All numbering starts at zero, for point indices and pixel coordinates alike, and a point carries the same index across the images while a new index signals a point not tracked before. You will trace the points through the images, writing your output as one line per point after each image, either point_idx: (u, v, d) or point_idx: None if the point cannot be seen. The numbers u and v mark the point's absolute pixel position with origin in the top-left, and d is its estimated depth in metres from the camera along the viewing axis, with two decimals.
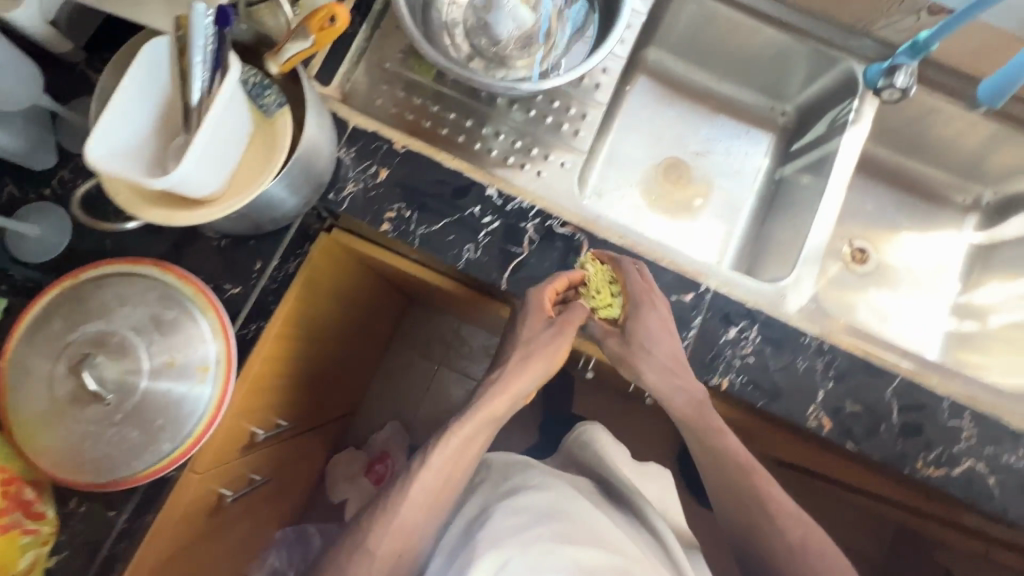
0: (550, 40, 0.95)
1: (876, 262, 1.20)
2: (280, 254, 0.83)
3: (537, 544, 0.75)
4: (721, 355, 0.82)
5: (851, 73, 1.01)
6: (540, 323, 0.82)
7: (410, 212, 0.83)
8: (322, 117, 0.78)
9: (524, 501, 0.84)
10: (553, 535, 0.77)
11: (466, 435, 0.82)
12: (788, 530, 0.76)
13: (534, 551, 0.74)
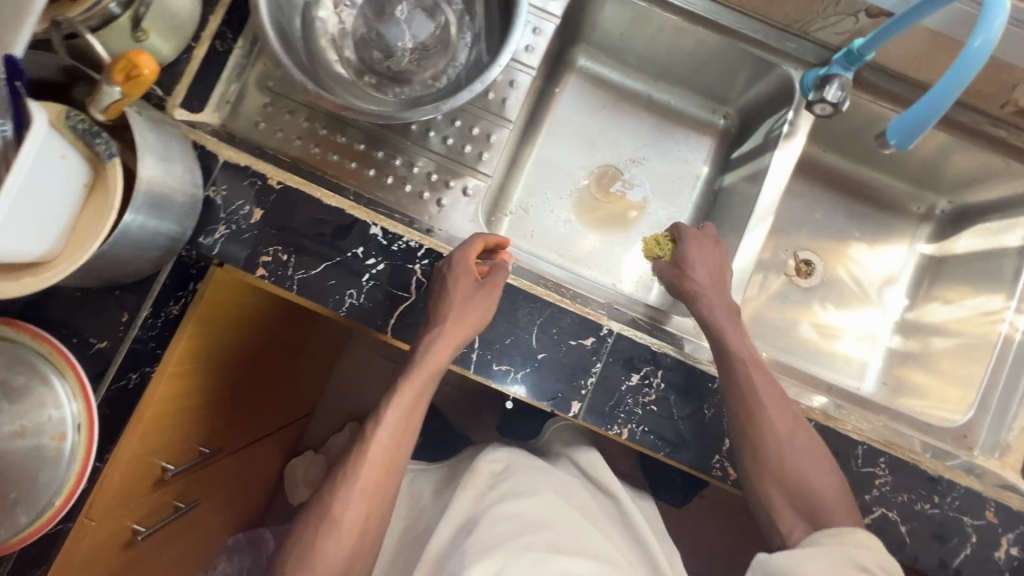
0: (451, 53, 0.87)
1: (821, 275, 1.14)
2: (152, 303, 0.78)
3: (531, 554, 0.72)
4: (622, 404, 0.78)
5: (788, 79, 0.92)
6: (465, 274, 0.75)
7: (287, 256, 0.77)
8: (168, 151, 0.69)
9: (513, 508, 0.80)
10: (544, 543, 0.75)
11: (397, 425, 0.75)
12: (798, 471, 0.74)
13: (524, 556, 0.72)
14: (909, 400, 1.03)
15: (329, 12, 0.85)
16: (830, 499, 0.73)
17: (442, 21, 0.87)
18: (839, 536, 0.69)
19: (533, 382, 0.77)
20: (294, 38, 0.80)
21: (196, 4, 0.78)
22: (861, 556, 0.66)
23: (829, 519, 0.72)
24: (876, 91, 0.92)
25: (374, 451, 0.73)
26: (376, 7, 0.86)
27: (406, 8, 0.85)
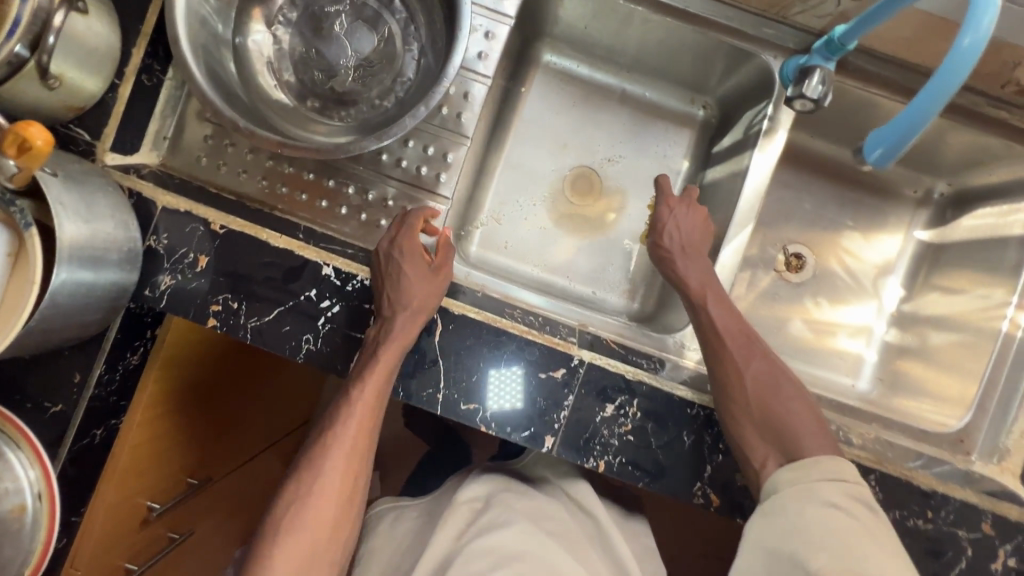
0: (398, 66, 0.81)
1: (813, 269, 1.08)
2: (106, 360, 0.75)
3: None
4: (597, 436, 0.75)
5: (767, 69, 0.84)
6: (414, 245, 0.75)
7: (238, 304, 0.73)
8: (93, 210, 0.65)
9: (496, 539, 0.80)
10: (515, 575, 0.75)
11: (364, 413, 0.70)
12: (762, 399, 0.73)
13: None
14: (906, 398, 0.98)
15: (263, 35, 0.79)
16: (798, 427, 0.71)
17: (386, 33, 0.81)
18: (805, 467, 0.67)
19: (505, 418, 0.74)
20: (225, 69, 0.74)
21: (114, 38, 0.72)
22: (835, 492, 0.64)
23: (796, 447, 0.69)
24: (864, 77, 0.84)
25: (355, 410, 0.69)
26: (313, 24, 0.79)
27: (346, 21, 0.80)
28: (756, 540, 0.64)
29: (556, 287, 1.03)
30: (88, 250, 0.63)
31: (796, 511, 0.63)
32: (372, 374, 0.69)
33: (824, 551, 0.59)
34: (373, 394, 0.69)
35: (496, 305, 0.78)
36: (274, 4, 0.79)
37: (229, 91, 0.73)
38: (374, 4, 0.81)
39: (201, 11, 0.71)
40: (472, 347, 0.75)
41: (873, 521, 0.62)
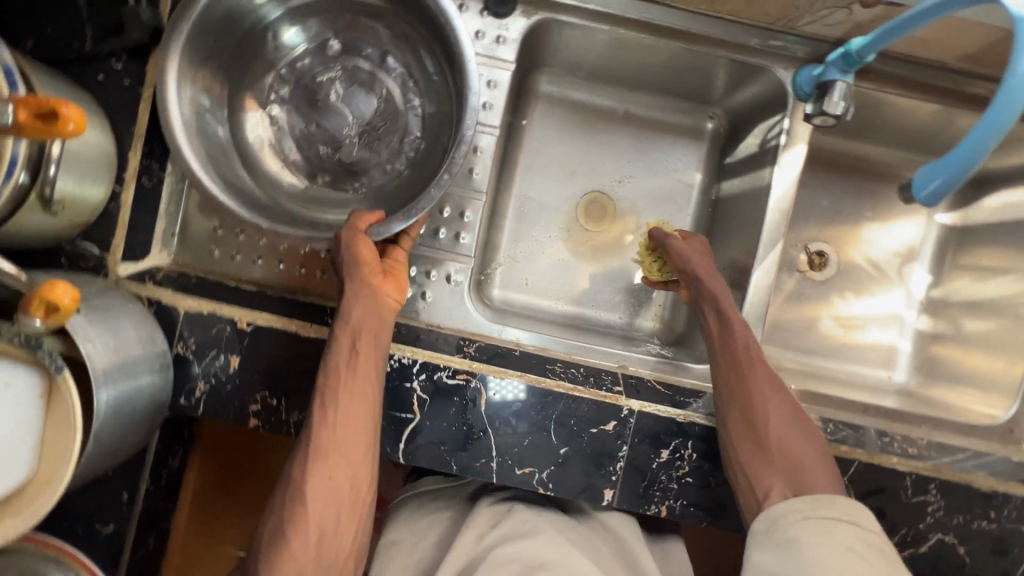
0: (403, 125, 0.78)
1: (836, 264, 1.07)
2: (150, 474, 0.73)
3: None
4: (656, 483, 0.74)
5: (779, 83, 0.83)
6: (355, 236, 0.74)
7: (277, 400, 0.72)
8: (118, 333, 0.62)
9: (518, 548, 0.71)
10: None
11: (352, 378, 0.65)
12: (771, 427, 0.67)
13: None
14: (944, 385, 1.00)
15: (259, 116, 0.77)
16: (807, 461, 0.64)
17: (384, 92, 0.78)
18: (821, 504, 0.59)
19: (562, 476, 0.73)
20: (229, 162, 0.72)
21: (110, 146, 0.69)
22: (848, 535, 0.55)
23: (803, 483, 0.63)
24: (880, 78, 0.82)
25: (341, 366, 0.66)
26: (307, 95, 0.77)
27: (341, 88, 0.77)
28: (765, 570, 0.56)
29: (585, 319, 1.00)
30: (119, 379, 0.59)
31: (811, 543, 0.55)
32: (351, 339, 0.66)
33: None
34: (358, 376, 0.65)
35: (535, 362, 0.77)
36: (264, 81, 0.77)
37: (236, 185, 0.71)
38: (366, 65, 0.78)
39: (196, 109, 0.69)
40: (520, 411, 0.73)
41: (891, 567, 0.53)
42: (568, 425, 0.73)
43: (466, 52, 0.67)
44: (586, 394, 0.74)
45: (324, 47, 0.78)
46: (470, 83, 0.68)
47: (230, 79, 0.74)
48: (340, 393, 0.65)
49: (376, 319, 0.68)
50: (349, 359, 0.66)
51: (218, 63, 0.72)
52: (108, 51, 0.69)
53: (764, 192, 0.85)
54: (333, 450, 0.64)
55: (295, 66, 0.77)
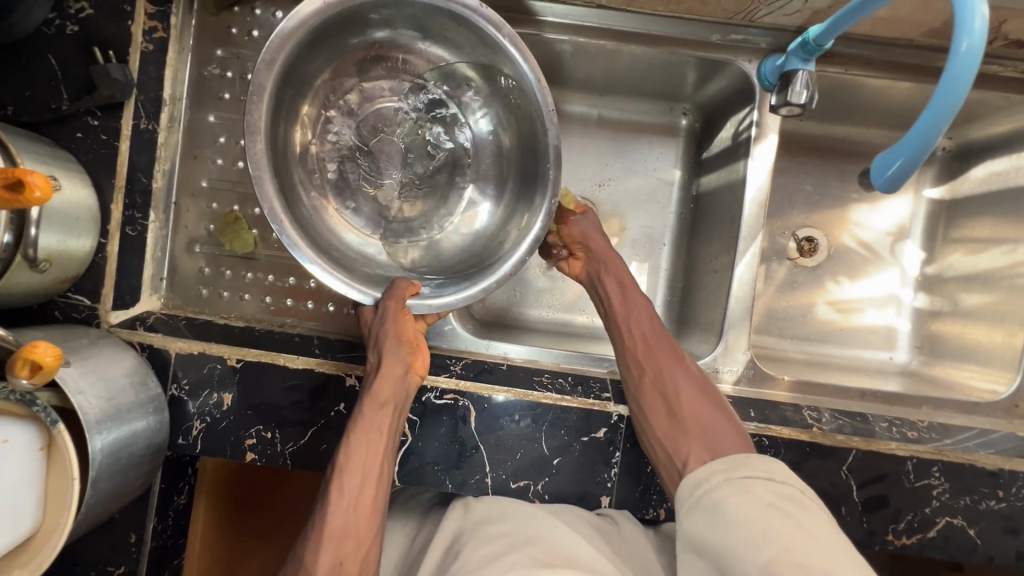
0: (444, 195, 0.79)
1: (827, 249, 1.06)
2: (157, 513, 0.75)
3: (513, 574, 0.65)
4: (652, 486, 0.74)
5: (744, 74, 0.83)
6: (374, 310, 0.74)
7: (272, 432, 0.73)
8: (107, 380, 0.64)
9: (503, 522, 0.71)
10: (529, 561, 0.66)
11: (376, 455, 0.67)
12: (678, 397, 0.68)
13: None
14: (946, 362, 0.97)
15: (314, 120, 0.76)
16: (717, 428, 0.65)
17: (443, 154, 0.79)
18: (738, 462, 0.58)
19: (558, 485, 0.74)
20: (286, 165, 0.71)
21: (92, 200, 0.71)
22: (770, 494, 0.54)
23: (716, 451, 0.62)
24: (846, 61, 0.82)
25: (365, 445, 0.66)
26: (372, 127, 0.78)
27: (406, 130, 0.79)
28: (698, 540, 0.55)
29: (576, 325, 1.00)
30: (109, 425, 0.62)
31: (738, 508, 0.53)
32: (377, 417, 0.67)
33: (769, 550, 0.49)
34: (376, 457, 0.67)
35: (522, 373, 0.78)
36: (342, 90, 0.77)
37: (292, 196, 0.71)
38: (442, 118, 0.79)
39: (278, 104, 0.67)
40: (509, 424, 0.74)
41: (812, 519, 0.52)
42: (559, 435, 0.74)
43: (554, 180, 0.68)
44: (574, 401, 0.74)
45: (415, 88, 0.78)
46: (541, 210, 0.70)
47: (314, 82, 0.74)
48: (360, 473, 0.65)
49: (401, 393, 0.69)
50: (372, 433, 0.67)
51: (304, 70, 0.70)
52: (83, 109, 0.71)
53: (740, 185, 0.85)
54: (350, 526, 0.64)
55: (376, 91, 0.78)
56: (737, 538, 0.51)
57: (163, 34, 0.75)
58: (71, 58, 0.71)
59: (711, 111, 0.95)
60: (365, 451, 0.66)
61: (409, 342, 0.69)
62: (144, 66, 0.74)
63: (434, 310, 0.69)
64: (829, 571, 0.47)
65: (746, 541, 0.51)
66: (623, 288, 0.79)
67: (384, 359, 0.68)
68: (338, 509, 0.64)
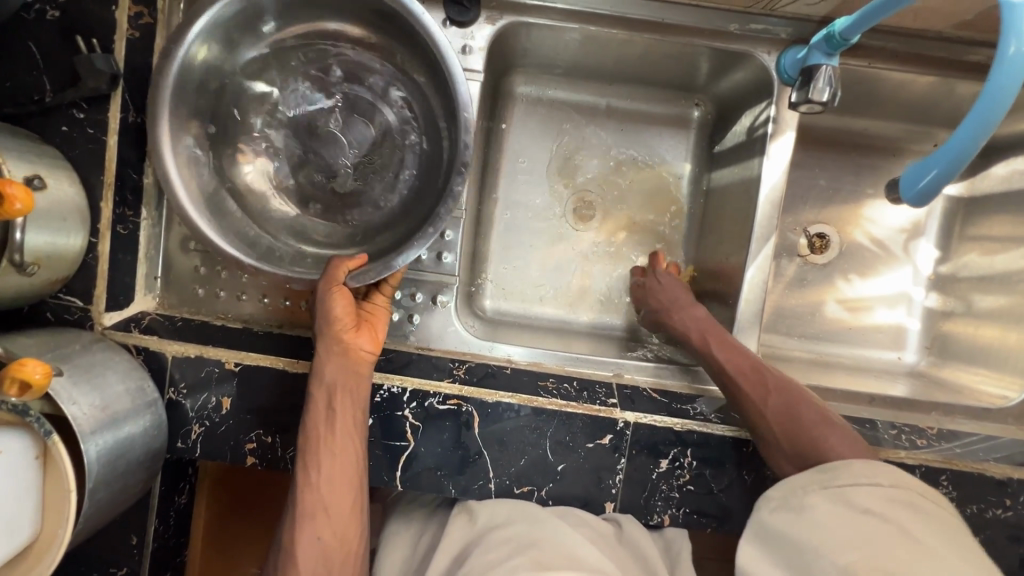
0: (398, 159, 0.77)
1: (838, 246, 1.03)
2: (157, 514, 0.75)
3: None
4: (657, 493, 0.73)
5: (762, 67, 0.79)
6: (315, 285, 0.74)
7: (272, 437, 0.72)
8: (101, 387, 0.62)
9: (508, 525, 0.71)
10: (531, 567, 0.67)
11: (327, 432, 0.66)
12: (771, 413, 0.70)
13: None
14: (956, 365, 0.96)
15: (254, 144, 0.75)
16: (820, 434, 0.66)
17: (384, 124, 0.76)
18: (836, 471, 0.59)
19: (562, 491, 0.73)
20: (224, 192, 0.72)
21: (79, 196, 0.68)
22: (871, 500, 0.54)
23: (826, 454, 0.64)
24: (871, 54, 0.78)
25: (325, 425, 0.66)
26: (303, 123, 0.75)
27: (339, 117, 0.75)
28: (778, 531, 0.57)
29: (580, 324, 0.98)
30: (105, 434, 0.60)
31: (832, 513, 0.54)
32: (331, 397, 0.66)
33: (855, 552, 0.50)
34: (336, 437, 0.66)
35: (526, 377, 0.76)
36: (262, 107, 0.74)
37: (231, 216, 0.72)
38: (366, 98, 0.76)
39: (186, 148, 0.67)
40: (514, 431, 0.73)
41: (920, 527, 0.50)
42: (564, 441, 0.73)
43: (462, 101, 0.66)
44: (580, 407, 0.73)
45: (327, 80, 0.75)
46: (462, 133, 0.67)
47: (231, 98, 0.73)
48: (321, 455, 0.65)
49: (350, 372, 0.68)
50: (320, 412, 0.66)
51: (204, 96, 0.69)
52: (68, 101, 0.67)
53: (753, 184, 0.82)
54: (323, 509, 0.65)
55: (292, 92, 0.75)
56: (818, 534, 0.53)
57: (150, 20, 0.71)
58: (53, 46, 0.67)
59: (725, 104, 0.91)
60: (318, 430, 0.66)
61: (347, 321, 0.68)
62: (130, 55, 0.70)
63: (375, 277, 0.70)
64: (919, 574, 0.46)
65: (832, 544, 0.52)
66: (703, 323, 0.82)
67: (326, 341, 0.68)
68: (305, 491, 0.65)
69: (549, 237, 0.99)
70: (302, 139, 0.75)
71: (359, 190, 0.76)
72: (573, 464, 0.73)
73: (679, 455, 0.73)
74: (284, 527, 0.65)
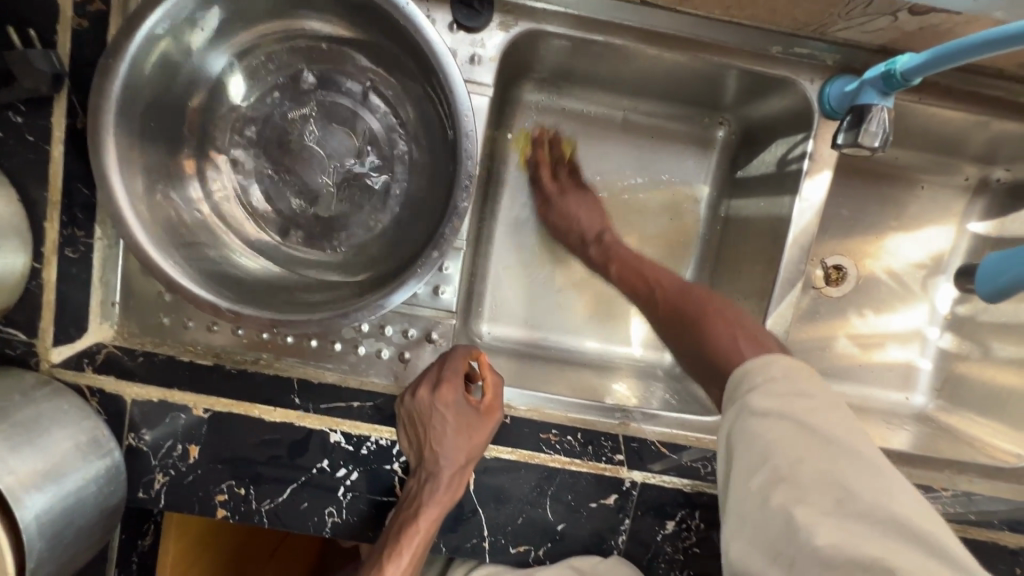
0: (385, 172, 0.67)
1: (855, 279, 0.97)
2: (118, 561, 0.69)
3: None
4: (661, 555, 0.69)
5: (802, 96, 0.71)
6: (455, 392, 0.63)
7: (245, 489, 0.65)
8: (45, 448, 0.54)
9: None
10: None
11: (407, 571, 0.60)
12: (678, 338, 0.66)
13: None
14: (967, 412, 0.93)
15: (224, 165, 0.65)
16: (727, 341, 0.59)
17: (368, 134, 0.67)
18: (747, 372, 0.54)
19: (561, 549, 0.69)
20: (188, 219, 0.62)
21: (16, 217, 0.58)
22: (769, 399, 0.50)
23: (733, 362, 0.57)
24: (921, 89, 0.71)
25: (423, 517, 0.60)
26: (278, 137, 0.66)
27: (317, 128, 0.66)
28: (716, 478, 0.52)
29: (582, 355, 0.91)
30: (48, 503, 0.53)
31: (749, 430, 0.49)
32: (439, 488, 0.61)
33: (768, 467, 0.47)
34: (425, 532, 0.60)
35: (527, 428, 0.71)
36: (227, 123, 0.65)
37: (199, 249, 0.62)
38: (348, 105, 0.66)
39: (140, 182, 0.58)
40: (512, 488, 0.67)
41: (814, 413, 0.48)
42: (566, 500, 0.68)
43: (460, 103, 0.56)
44: (582, 467, 0.68)
45: (304, 87, 0.66)
46: (463, 148, 0.57)
47: (193, 110, 0.63)
48: (404, 549, 0.60)
49: (465, 458, 0.63)
50: (412, 552, 0.60)
51: (154, 116, 0.59)
52: (1, 103, 0.57)
53: (781, 224, 0.75)
54: None
55: (262, 103, 0.65)
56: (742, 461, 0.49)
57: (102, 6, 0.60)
58: None
59: (752, 127, 0.84)
60: (401, 564, 0.60)
61: (476, 409, 0.64)
62: (77, 49, 0.59)
63: (368, 316, 0.58)
64: (819, 474, 0.45)
65: (750, 466, 0.48)
66: (609, 246, 0.80)
67: (442, 425, 0.62)
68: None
69: (554, 260, 0.91)
70: (279, 158, 0.66)
71: (346, 212, 0.67)
72: (574, 525, 0.68)
73: (687, 517, 0.69)
74: None
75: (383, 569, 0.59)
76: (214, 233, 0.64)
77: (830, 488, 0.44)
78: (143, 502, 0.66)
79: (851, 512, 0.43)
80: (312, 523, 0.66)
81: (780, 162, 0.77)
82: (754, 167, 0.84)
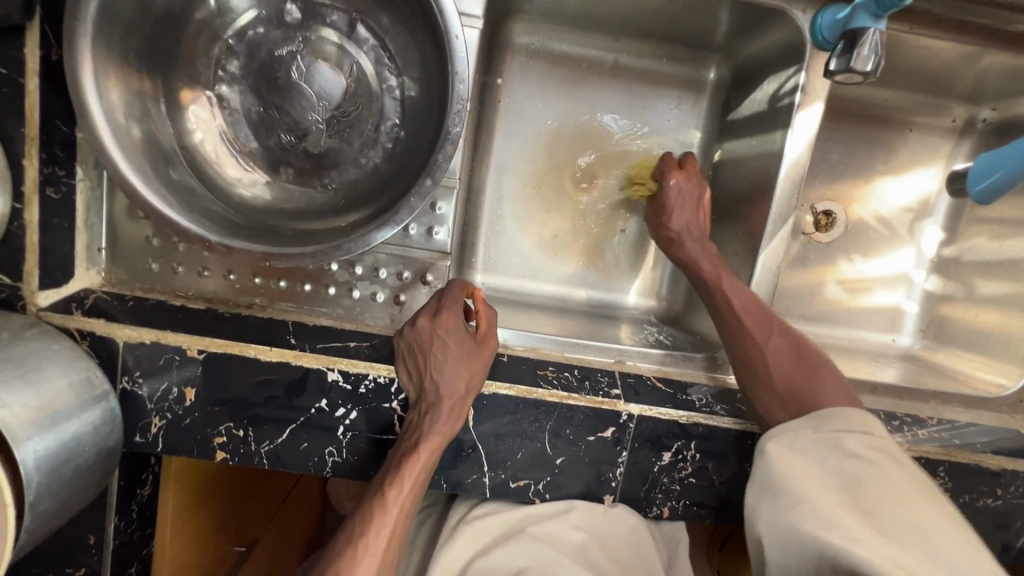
0: (375, 108, 0.66)
1: (844, 225, 0.98)
2: (118, 509, 0.69)
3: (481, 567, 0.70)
4: (657, 486, 0.71)
5: (795, 27, 0.71)
6: (456, 320, 0.65)
7: (244, 430, 0.65)
8: (37, 384, 0.53)
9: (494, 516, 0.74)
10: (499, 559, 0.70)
11: (409, 499, 0.60)
12: (783, 376, 0.67)
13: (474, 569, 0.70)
14: (952, 349, 0.95)
15: (207, 101, 0.64)
16: (811, 376, 0.66)
17: (357, 69, 0.65)
18: (829, 416, 0.59)
19: (559, 482, 0.70)
20: (172, 155, 0.61)
21: None
22: (860, 443, 0.55)
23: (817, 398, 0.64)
24: (912, 18, 0.71)
25: (426, 441, 0.61)
26: (263, 72, 0.64)
27: (302, 62, 0.64)
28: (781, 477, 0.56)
29: (576, 303, 0.92)
30: (44, 438, 0.52)
31: (835, 458, 0.55)
32: (442, 415, 0.62)
33: (847, 490, 0.52)
34: (427, 456, 0.61)
35: (523, 367, 0.71)
36: (210, 57, 0.63)
37: (184, 184, 0.60)
38: (335, 38, 0.64)
39: (121, 114, 0.56)
40: (510, 423, 0.68)
41: (903, 471, 0.52)
42: (564, 434, 0.68)
43: (450, 24, 0.54)
44: (580, 399, 0.68)
45: (288, 19, 0.64)
46: (454, 73, 0.56)
47: (173, 43, 0.61)
48: (407, 470, 0.60)
49: (465, 386, 0.63)
50: (413, 479, 0.60)
51: (134, 46, 0.57)
52: None
53: (774, 159, 0.75)
54: (383, 525, 0.58)
55: (244, 36, 0.63)
56: (810, 480, 0.54)
57: None
58: None
59: (744, 67, 0.83)
60: (404, 490, 0.60)
61: (475, 339, 0.66)
62: None
63: (361, 246, 0.58)
64: (896, 515, 0.49)
65: (826, 479, 0.54)
66: (722, 270, 0.74)
67: (444, 353, 0.63)
68: (378, 502, 0.59)
69: (547, 207, 0.90)
70: (265, 94, 0.64)
71: (337, 150, 0.66)
72: (573, 458, 0.69)
73: (683, 449, 0.70)
74: (335, 539, 0.60)
75: (386, 492, 0.59)
76: (200, 171, 0.63)
77: (908, 529, 0.47)
78: (141, 447, 0.65)
79: (924, 551, 0.45)
80: (313, 462, 0.66)
81: (773, 98, 0.77)
82: (745, 109, 0.83)
